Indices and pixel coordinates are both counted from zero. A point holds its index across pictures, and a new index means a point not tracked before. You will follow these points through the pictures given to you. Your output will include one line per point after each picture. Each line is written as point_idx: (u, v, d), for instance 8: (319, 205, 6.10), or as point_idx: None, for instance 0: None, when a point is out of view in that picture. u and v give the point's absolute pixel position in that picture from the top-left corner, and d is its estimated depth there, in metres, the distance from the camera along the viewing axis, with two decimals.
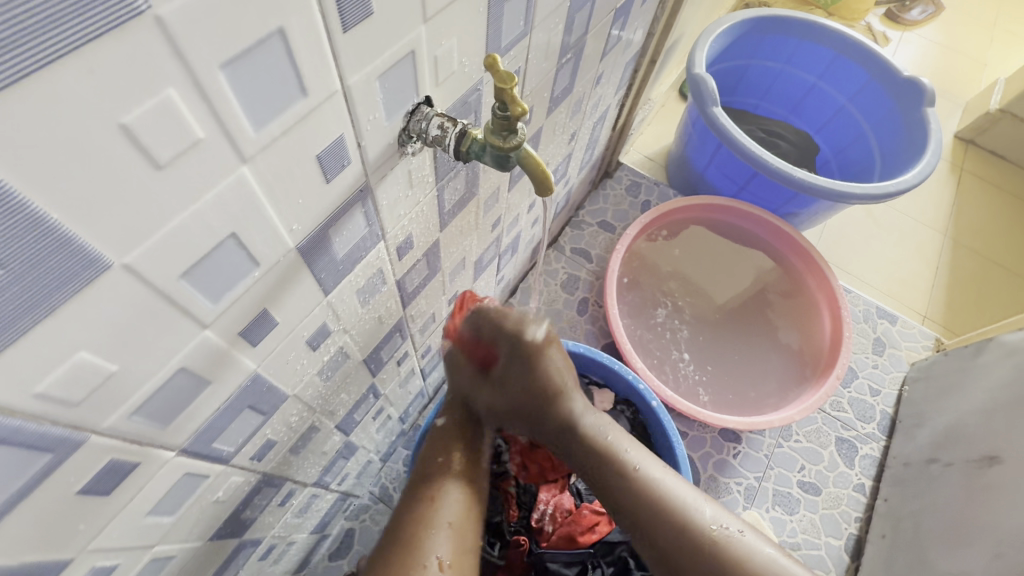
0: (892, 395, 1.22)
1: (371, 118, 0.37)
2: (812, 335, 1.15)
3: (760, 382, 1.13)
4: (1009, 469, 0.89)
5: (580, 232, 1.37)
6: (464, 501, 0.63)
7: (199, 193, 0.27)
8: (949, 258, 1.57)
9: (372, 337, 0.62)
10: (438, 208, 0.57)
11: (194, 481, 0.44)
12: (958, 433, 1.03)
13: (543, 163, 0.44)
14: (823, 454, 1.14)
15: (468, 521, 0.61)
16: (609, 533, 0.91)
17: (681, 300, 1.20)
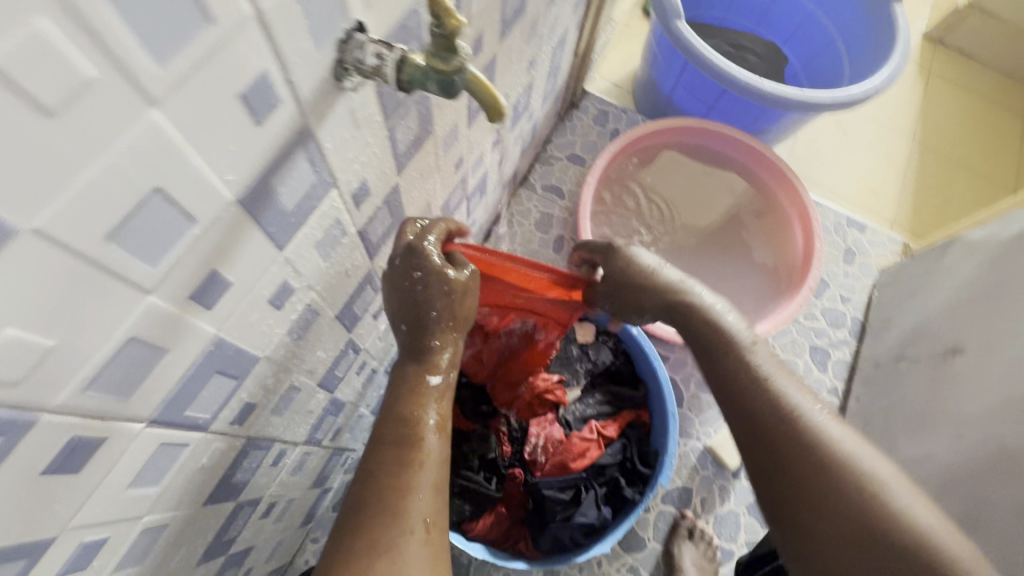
0: (861, 301, 1.26)
1: (297, 48, 0.33)
2: (783, 251, 1.17)
3: (737, 301, 1.15)
4: (971, 358, 0.93)
5: (550, 167, 1.34)
6: (443, 462, 0.58)
7: (106, 142, 0.24)
8: (917, 163, 1.58)
9: (341, 291, 0.60)
10: (392, 150, 0.54)
11: (173, 450, 0.43)
12: (924, 331, 1.07)
13: (493, 87, 0.41)
14: (798, 362, 1.20)
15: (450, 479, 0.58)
16: (599, 457, 0.96)
17: (655, 228, 1.20)
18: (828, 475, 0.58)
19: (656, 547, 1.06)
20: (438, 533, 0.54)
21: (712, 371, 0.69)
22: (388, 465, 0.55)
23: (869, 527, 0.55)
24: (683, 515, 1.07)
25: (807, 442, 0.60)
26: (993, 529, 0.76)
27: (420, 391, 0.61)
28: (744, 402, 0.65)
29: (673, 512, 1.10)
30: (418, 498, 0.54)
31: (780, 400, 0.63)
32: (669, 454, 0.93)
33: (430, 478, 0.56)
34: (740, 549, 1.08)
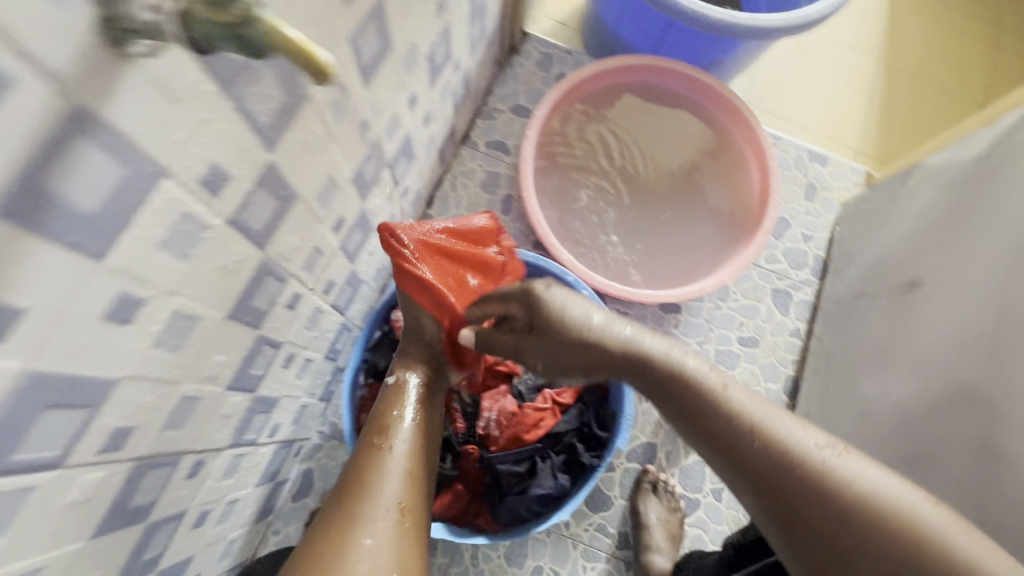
0: (823, 238, 1.22)
1: (15, 6, 0.25)
2: (739, 193, 1.10)
3: (691, 251, 1.07)
4: (929, 290, 0.89)
5: (493, 121, 1.24)
6: (416, 454, 0.68)
7: None
8: (882, 86, 1.50)
9: (227, 289, 0.54)
10: (248, 123, 0.46)
11: (14, 497, 0.38)
12: (883, 264, 1.03)
13: (299, 37, 0.30)
14: (760, 307, 1.17)
15: (422, 469, 0.67)
16: (554, 426, 0.93)
17: (604, 179, 1.11)
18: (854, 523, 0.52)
19: (622, 503, 1.06)
20: (412, 517, 0.61)
21: (698, 431, 0.64)
22: (363, 453, 0.66)
23: (915, 570, 0.49)
24: (647, 471, 1.06)
25: (818, 486, 0.55)
26: (943, 467, 0.74)
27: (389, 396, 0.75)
28: (742, 455, 0.60)
29: (637, 467, 1.09)
30: (389, 480, 0.63)
31: (777, 445, 0.58)
32: (625, 417, 0.91)
33: (399, 467, 0.65)
34: (705, 497, 1.09)
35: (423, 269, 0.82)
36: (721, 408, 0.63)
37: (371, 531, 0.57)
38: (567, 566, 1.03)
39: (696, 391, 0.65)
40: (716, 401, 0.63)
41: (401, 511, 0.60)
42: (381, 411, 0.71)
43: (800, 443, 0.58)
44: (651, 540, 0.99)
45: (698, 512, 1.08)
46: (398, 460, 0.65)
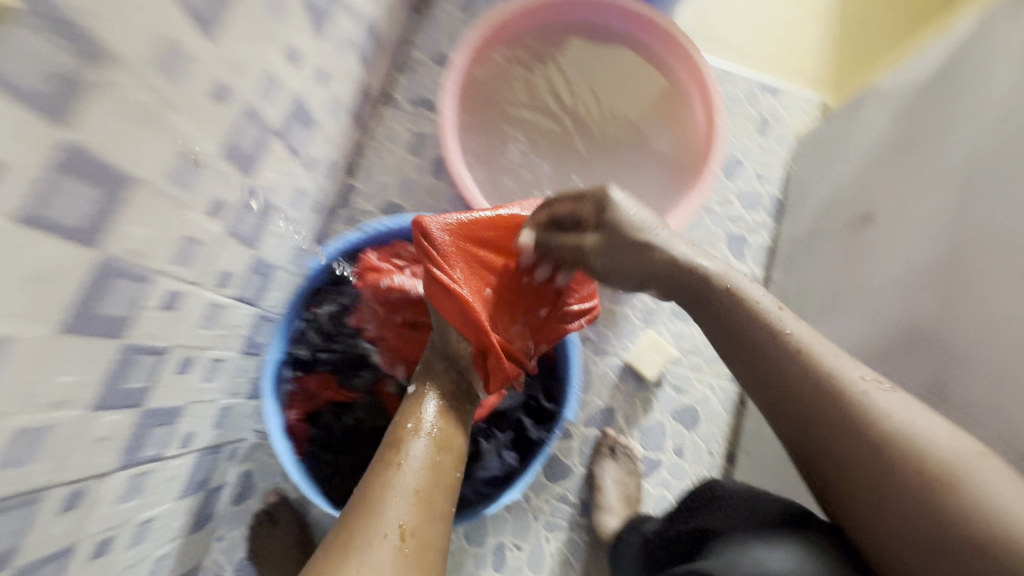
0: (779, 176, 1.15)
1: None
2: (684, 135, 1.01)
3: (634, 203, 0.98)
4: (882, 224, 0.83)
5: (415, 74, 1.11)
6: (431, 470, 0.63)
7: None
8: (837, 4, 1.39)
9: (46, 301, 0.45)
10: (3, 93, 0.36)
11: None
12: (838, 200, 0.96)
13: None
14: (716, 255, 1.11)
15: (436, 488, 0.62)
16: (498, 403, 0.88)
17: (535, 131, 1.00)
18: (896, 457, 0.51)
19: (582, 471, 1.02)
20: (415, 542, 0.56)
21: (744, 356, 0.63)
22: (376, 467, 0.62)
23: (933, 524, 0.47)
24: (606, 434, 1.03)
25: (849, 415, 0.54)
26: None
27: (414, 407, 0.70)
28: (781, 379, 0.59)
29: (596, 433, 1.05)
30: (397, 496, 0.59)
31: (829, 377, 0.56)
32: (571, 388, 0.85)
33: (409, 485, 0.60)
34: (667, 456, 1.05)
35: (454, 275, 0.75)
36: (781, 338, 0.61)
37: (368, 560, 0.52)
38: (529, 540, 1.00)
39: (751, 317, 0.63)
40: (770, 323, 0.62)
41: (402, 538, 0.55)
42: (399, 427, 0.67)
43: (848, 374, 0.56)
44: (603, 500, 0.97)
45: (660, 472, 1.05)
46: (409, 478, 0.61)
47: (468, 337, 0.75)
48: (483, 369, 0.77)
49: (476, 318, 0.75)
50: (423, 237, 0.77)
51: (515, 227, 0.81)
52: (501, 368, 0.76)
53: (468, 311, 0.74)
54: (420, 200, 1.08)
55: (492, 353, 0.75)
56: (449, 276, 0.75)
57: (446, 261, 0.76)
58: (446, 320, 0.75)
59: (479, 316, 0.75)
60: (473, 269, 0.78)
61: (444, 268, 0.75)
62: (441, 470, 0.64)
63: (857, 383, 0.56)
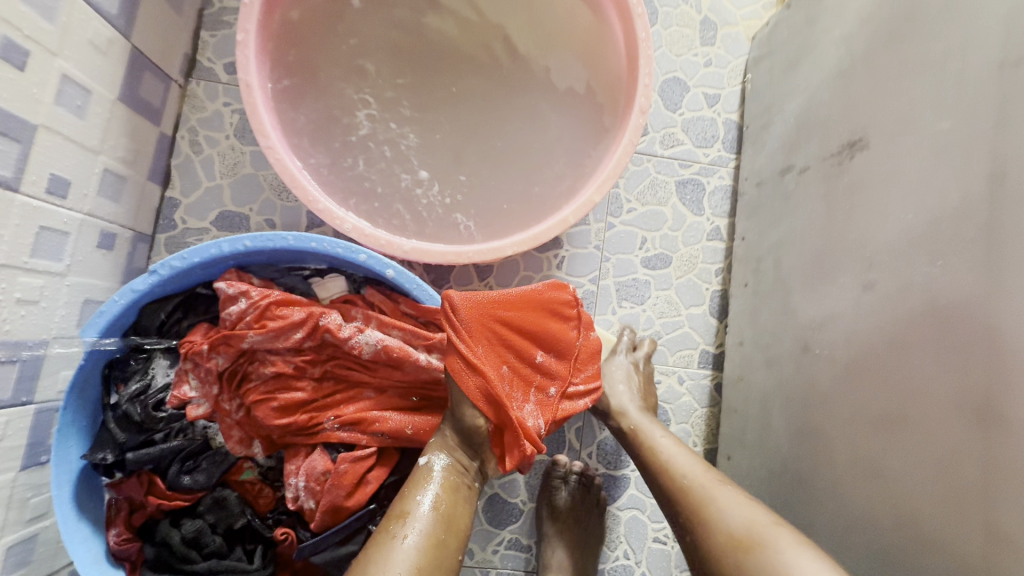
0: (734, 95, 0.89)
1: None
2: (600, 58, 0.72)
3: (542, 167, 0.72)
4: (876, 152, 0.59)
5: (228, 28, 0.81)
6: (434, 549, 0.52)
7: None
8: None
9: None
10: None
11: None
12: (810, 121, 0.71)
13: None
14: (665, 211, 0.87)
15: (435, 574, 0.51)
16: (392, 472, 0.65)
17: (392, 86, 0.72)
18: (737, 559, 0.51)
19: (531, 509, 0.84)
20: None
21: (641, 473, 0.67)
22: (372, 542, 0.52)
23: None
24: (555, 462, 0.83)
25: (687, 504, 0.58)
26: (925, 433, 0.50)
27: (416, 474, 0.57)
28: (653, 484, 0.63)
29: (545, 458, 0.85)
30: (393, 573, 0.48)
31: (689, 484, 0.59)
32: None
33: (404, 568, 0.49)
34: (635, 472, 0.86)
35: (472, 348, 0.58)
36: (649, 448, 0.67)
37: None
38: None
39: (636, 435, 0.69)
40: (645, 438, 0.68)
41: None
42: (402, 497, 0.55)
43: (690, 473, 0.60)
44: (554, 550, 0.79)
45: (629, 492, 0.86)
46: (404, 562, 0.49)
47: (487, 414, 0.57)
48: (500, 447, 0.58)
49: (498, 395, 0.57)
50: (453, 304, 0.59)
51: (540, 300, 0.65)
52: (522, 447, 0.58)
53: (490, 390, 0.57)
54: (267, 201, 0.81)
55: (514, 431, 0.57)
56: (468, 348, 0.58)
57: (466, 335, 0.58)
58: (458, 398, 0.57)
59: (502, 392, 0.57)
60: (492, 345, 0.61)
61: (464, 338, 0.58)
62: (442, 553, 0.52)
63: (702, 480, 0.59)
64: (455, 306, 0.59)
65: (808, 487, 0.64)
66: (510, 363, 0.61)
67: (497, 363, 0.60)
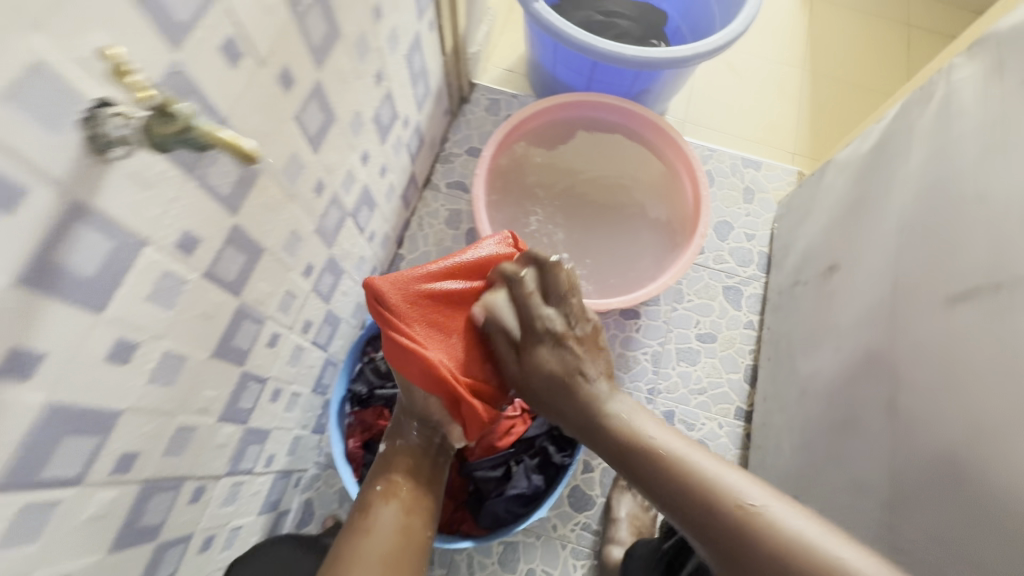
0: (765, 235, 1.32)
1: (26, 140, 0.37)
2: (676, 203, 1.21)
3: (636, 261, 1.18)
4: (845, 272, 0.99)
5: (451, 164, 1.36)
6: (399, 529, 0.76)
7: None
8: (809, 92, 1.66)
9: (207, 333, 0.64)
10: (211, 195, 0.57)
11: (43, 510, 0.48)
12: (811, 253, 1.13)
13: (235, 137, 0.41)
14: (713, 304, 1.27)
15: (402, 547, 0.74)
16: (525, 431, 1.02)
17: (553, 204, 1.22)
18: (715, 511, 0.66)
19: (603, 501, 1.13)
20: None
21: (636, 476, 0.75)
22: (351, 524, 0.76)
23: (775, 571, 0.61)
24: None
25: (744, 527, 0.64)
26: (994, 384, 0.65)
27: (382, 469, 0.83)
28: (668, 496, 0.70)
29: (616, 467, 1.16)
30: (373, 542, 0.73)
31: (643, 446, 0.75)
32: None
33: (376, 546, 0.73)
34: None
35: (414, 334, 0.77)
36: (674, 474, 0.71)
37: None
38: (558, 566, 1.09)
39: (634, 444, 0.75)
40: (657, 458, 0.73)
41: None
42: (372, 486, 0.81)
43: (730, 491, 0.67)
44: (617, 533, 1.05)
45: None
46: (377, 540, 0.73)
47: (434, 391, 0.79)
48: (462, 418, 0.82)
49: (437, 373, 0.77)
50: (383, 296, 0.77)
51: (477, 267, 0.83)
52: (477, 413, 0.81)
53: (430, 370, 0.77)
54: None
55: (467, 402, 0.80)
56: (407, 335, 0.77)
57: (406, 321, 0.77)
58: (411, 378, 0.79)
59: (440, 369, 0.77)
60: (435, 325, 0.79)
61: (397, 328, 0.77)
62: (406, 530, 0.76)
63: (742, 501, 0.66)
64: (387, 296, 0.77)
65: (807, 490, 0.93)
66: (449, 338, 0.80)
67: (442, 340, 0.80)
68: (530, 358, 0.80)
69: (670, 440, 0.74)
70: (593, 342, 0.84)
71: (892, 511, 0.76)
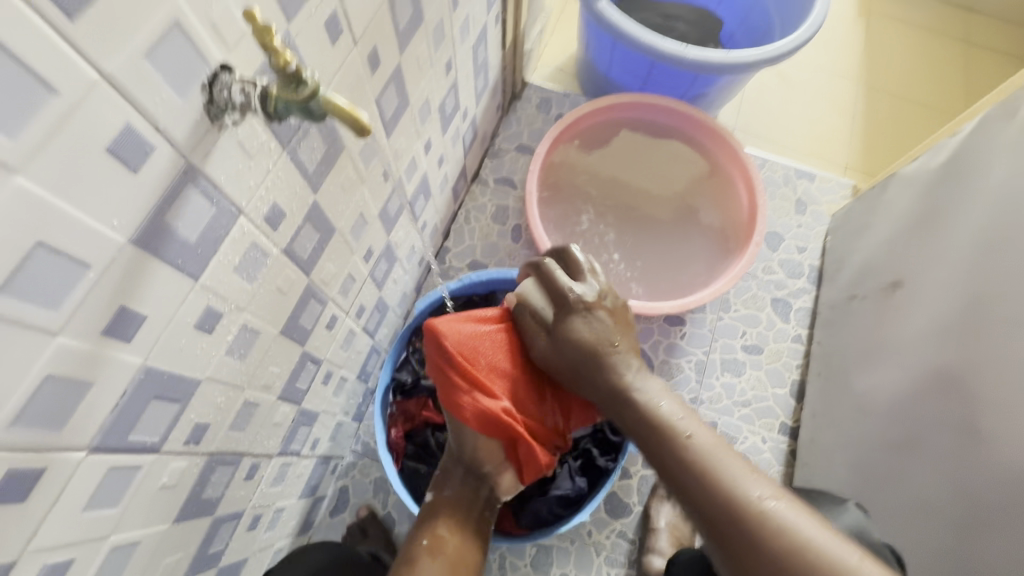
0: (817, 248, 1.29)
1: (157, 99, 0.37)
2: (730, 209, 1.19)
3: (688, 266, 1.16)
4: (911, 289, 0.96)
5: (500, 160, 1.36)
6: None
7: (30, 224, 0.32)
8: (863, 106, 1.62)
9: (280, 309, 0.64)
10: (299, 170, 0.57)
11: (125, 474, 0.48)
12: (870, 269, 1.10)
13: (351, 107, 0.41)
14: (761, 316, 1.24)
15: None
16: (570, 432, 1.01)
17: (604, 204, 1.21)
18: (727, 501, 0.63)
19: (640, 510, 1.11)
20: None
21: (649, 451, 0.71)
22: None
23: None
24: None
25: (752, 526, 0.61)
26: None
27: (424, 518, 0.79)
28: (681, 482, 0.67)
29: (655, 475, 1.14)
30: None
31: (669, 429, 0.70)
32: None
33: None
34: None
35: (477, 375, 0.77)
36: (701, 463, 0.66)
37: None
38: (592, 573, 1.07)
39: (655, 424, 0.72)
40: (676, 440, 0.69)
41: None
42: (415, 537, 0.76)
43: (748, 489, 0.64)
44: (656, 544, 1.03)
45: None
46: None
47: (497, 437, 0.77)
48: (517, 461, 0.79)
49: (497, 416, 0.75)
50: (443, 336, 0.77)
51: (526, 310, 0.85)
52: (534, 457, 0.78)
53: (492, 413, 0.75)
54: (501, 260, 1.27)
55: (524, 443, 0.78)
56: (466, 376, 0.76)
57: (465, 362, 0.77)
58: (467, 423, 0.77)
59: (501, 411, 0.76)
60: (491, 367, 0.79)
61: (458, 367, 0.76)
62: None
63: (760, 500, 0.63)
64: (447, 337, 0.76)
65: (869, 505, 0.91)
66: (506, 380, 0.79)
67: (501, 381, 0.79)
68: (563, 331, 0.78)
69: (698, 431, 0.70)
70: (624, 318, 0.81)
71: (967, 533, 0.73)
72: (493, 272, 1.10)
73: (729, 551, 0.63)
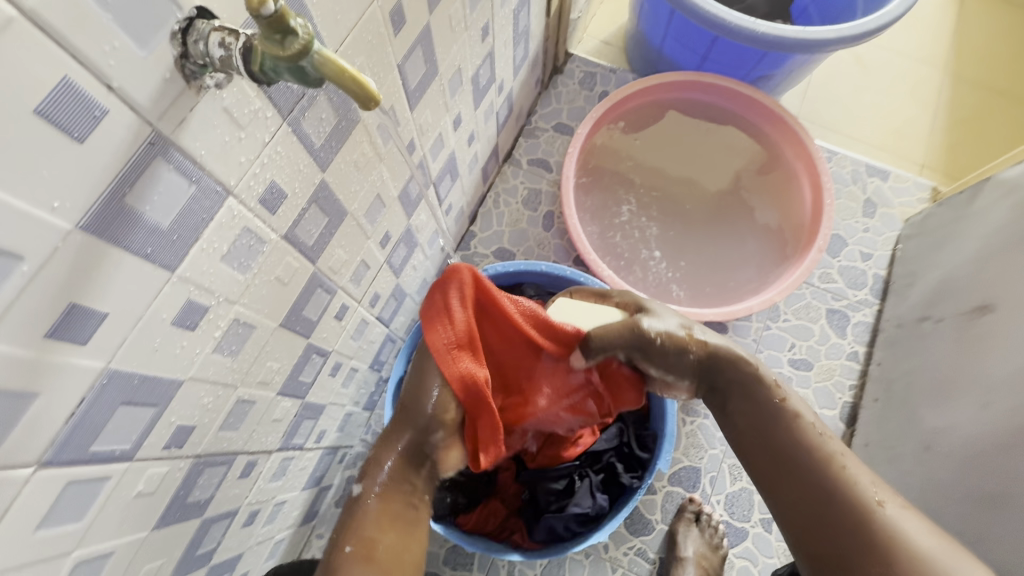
0: (885, 257, 1.15)
1: (108, 49, 0.29)
2: (791, 210, 1.06)
3: (738, 270, 1.05)
4: (1005, 316, 0.85)
5: (536, 139, 1.25)
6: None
7: None
8: (949, 98, 1.44)
9: (279, 302, 0.57)
10: (305, 147, 0.49)
11: (89, 487, 0.42)
12: (950, 287, 0.97)
13: (357, 72, 0.32)
14: (814, 328, 1.10)
15: None
16: (593, 444, 0.93)
17: (648, 195, 1.10)
18: (843, 503, 0.59)
19: (663, 528, 1.03)
20: None
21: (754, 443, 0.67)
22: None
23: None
24: (691, 499, 1.02)
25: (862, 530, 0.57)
26: None
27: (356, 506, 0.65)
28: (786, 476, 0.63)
29: (681, 493, 1.05)
30: None
31: (787, 419, 0.65)
32: (666, 438, 0.89)
33: None
34: (753, 528, 1.03)
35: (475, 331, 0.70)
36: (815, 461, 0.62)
37: None
38: None
39: (767, 413, 0.67)
40: (792, 433, 0.64)
41: None
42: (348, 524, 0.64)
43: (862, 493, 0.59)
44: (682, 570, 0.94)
45: (744, 543, 1.03)
46: None
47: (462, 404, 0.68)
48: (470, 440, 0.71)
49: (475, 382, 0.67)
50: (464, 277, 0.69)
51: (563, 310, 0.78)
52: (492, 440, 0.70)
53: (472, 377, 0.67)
54: (530, 248, 1.18)
55: (487, 424, 0.70)
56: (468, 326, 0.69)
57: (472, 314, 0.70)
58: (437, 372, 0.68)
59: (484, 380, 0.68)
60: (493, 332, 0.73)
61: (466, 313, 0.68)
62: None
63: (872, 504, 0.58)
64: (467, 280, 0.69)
65: None
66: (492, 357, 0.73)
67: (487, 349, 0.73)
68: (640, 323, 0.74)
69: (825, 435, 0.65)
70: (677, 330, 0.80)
71: None
72: (519, 264, 1.01)
73: (826, 552, 0.59)
